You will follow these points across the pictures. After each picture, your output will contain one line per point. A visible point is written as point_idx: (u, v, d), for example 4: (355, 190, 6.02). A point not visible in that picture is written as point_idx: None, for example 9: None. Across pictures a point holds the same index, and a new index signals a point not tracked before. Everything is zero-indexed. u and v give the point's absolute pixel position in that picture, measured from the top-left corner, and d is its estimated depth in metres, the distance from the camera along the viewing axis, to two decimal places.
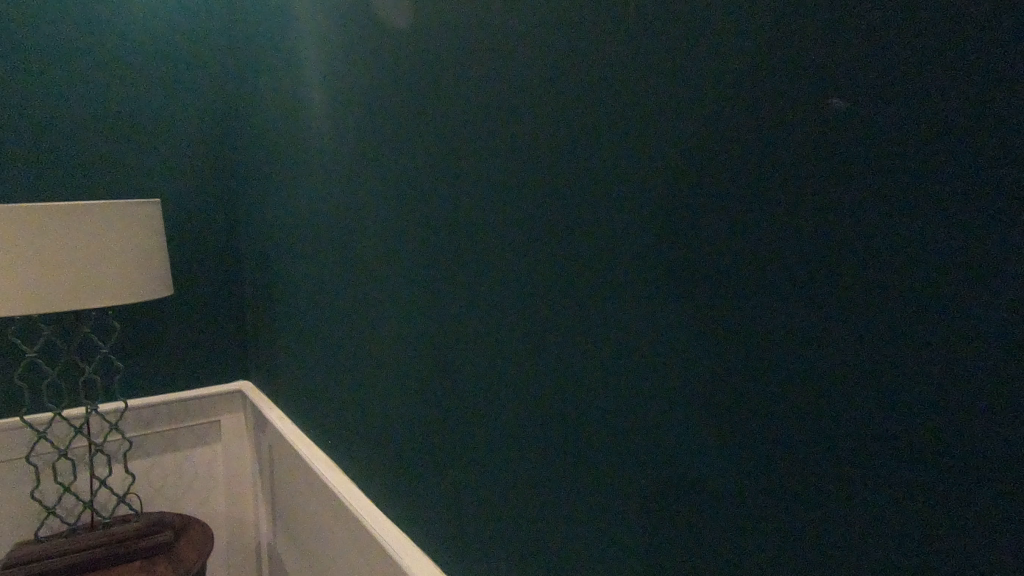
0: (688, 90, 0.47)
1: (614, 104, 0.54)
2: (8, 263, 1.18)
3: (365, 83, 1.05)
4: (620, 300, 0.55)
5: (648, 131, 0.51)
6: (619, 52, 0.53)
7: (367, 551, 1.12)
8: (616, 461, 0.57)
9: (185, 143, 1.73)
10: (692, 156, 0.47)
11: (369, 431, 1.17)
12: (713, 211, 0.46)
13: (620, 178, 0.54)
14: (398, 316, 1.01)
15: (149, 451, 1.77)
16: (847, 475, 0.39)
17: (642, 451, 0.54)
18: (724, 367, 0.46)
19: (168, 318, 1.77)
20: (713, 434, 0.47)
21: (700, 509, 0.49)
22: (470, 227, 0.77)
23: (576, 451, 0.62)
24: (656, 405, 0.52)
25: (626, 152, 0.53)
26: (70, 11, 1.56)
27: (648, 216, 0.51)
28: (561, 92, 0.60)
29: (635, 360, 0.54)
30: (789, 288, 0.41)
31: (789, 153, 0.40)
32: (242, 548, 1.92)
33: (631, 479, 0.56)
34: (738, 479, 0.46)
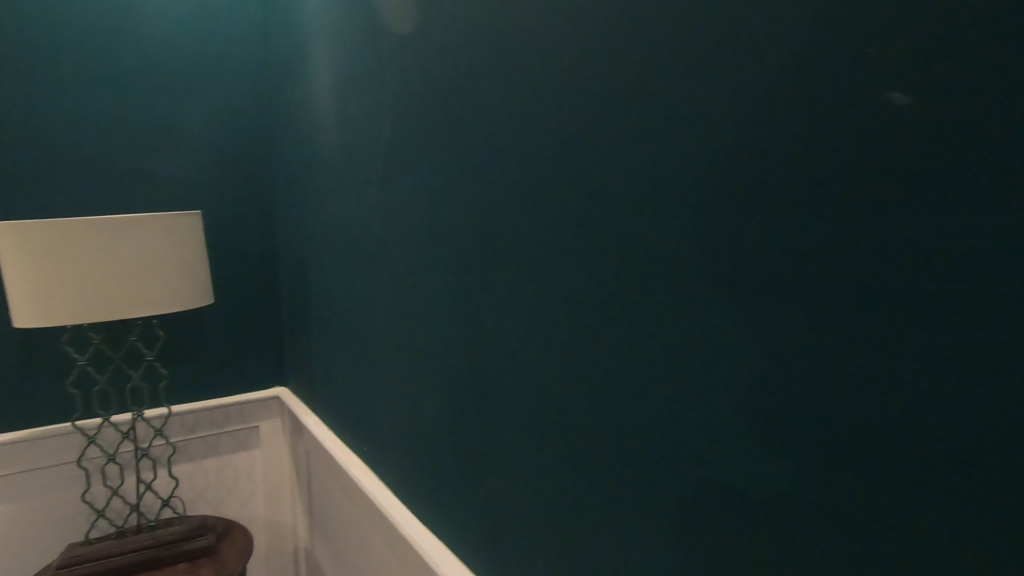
0: (734, 93, 0.47)
1: (657, 110, 0.54)
2: (63, 274, 1.23)
3: (395, 92, 1.06)
4: (665, 306, 0.55)
5: (691, 135, 0.51)
6: (662, 57, 0.53)
7: (401, 553, 1.14)
8: (661, 468, 0.57)
9: (225, 156, 1.79)
10: (735, 156, 0.47)
11: (402, 436, 1.18)
12: (759, 211, 0.46)
13: (663, 183, 0.54)
14: (431, 323, 1.02)
15: (192, 456, 1.82)
16: (903, 472, 0.38)
17: (689, 460, 0.54)
18: (775, 372, 0.45)
19: (209, 326, 1.82)
20: (761, 434, 0.47)
21: (748, 509, 0.49)
22: (508, 232, 0.78)
23: (622, 458, 0.62)
24: (703, 412, 0.52)
25: (670, 157, 0.53)
26: (116, 32, 1.63)
27: (694, 222, 0.51)
28: (603, 98, 0.60)
29: (680, 366, 0.54)
30: (841, 285, 0.41)
31: (837, 149, 0.40)
32: (281, 550, 1.96)
33: (678, 486, 0.55)
34: (787, 478, 0.45)
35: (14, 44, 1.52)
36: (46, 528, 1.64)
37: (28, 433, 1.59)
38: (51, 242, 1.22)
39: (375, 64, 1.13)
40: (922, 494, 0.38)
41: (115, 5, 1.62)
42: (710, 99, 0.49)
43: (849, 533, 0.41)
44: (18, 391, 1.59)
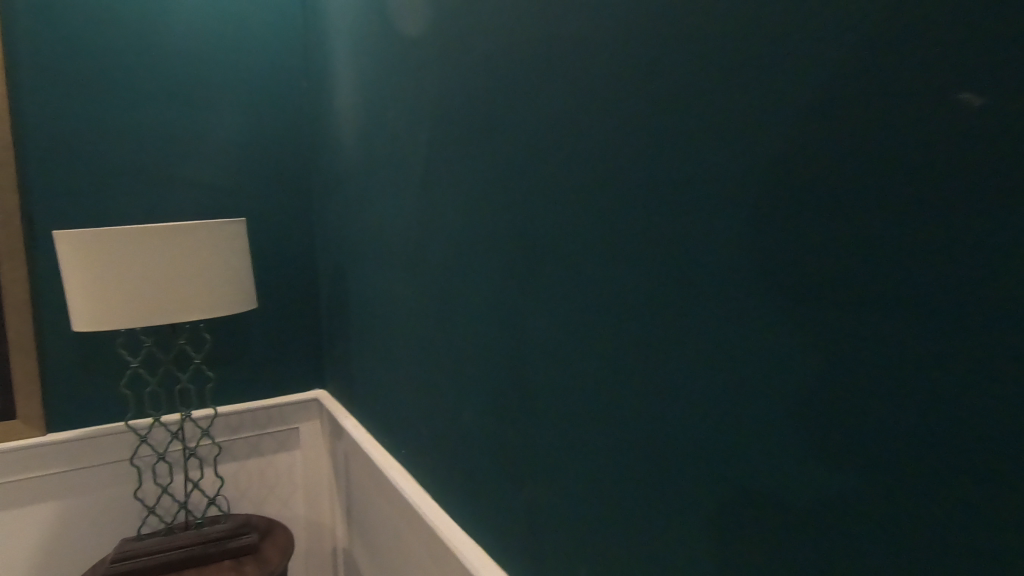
0: (784, 94, 0.46)
1: (703, 112, 0.53)
2: (118, 279, 1.29)
3: (433, 99, 1.07)
4: (710, 312, 0.54)
5: (738, 138, 0.50)
6: (709, 58, 0.52)
7: (439, 556, 1.15)
8: (706, 477, 0.56)
9: (266, 164, 1.84)
10: (781, 160, 0.46)
11: (439, 439, 1.19)
12: (805, 213, 0.45)
13: (709, 187, 0.53)
14: (469, 328, 1.02)
15: (235, 456, 1.88)
16: (960, 482, 0.37)
17: (735, 469, 0.53)
18: (824, 380, 0.44)
19: (253, 329, 1.87)
20: (808, 441, 0.46)
21: (795, 518, 0.48)
22: (547, 238, 0.78)
23: (664, 466, 0.61)
24: (751, 419, 0.51)
25: (716, 160, 0.52)
26: (167, 47, 1.71)
27: (741, 226, 0.50)
28: (645, 102, 0.60)
29: (726, 373, 0.53)
30: (892, 290, 0.40)
31: (890, 152, 0.39)
32: (320, 550, 2.00)
33: (724, 496, 0.54)
34: (835, 487, 0.44)
35: (75, 63, 1.61)
36: (101, 523, 1.71)
37: (84, 432, 1.66)
38: (108, 250, 1.28)
39: (413, 72, 1.15)
40: (981, 507, 0.36)
41: (166, 23, 1.70)
42: (759, 101, 0.48)
43: (904, 548, 0.40)
44: (76, 391, 1.67)
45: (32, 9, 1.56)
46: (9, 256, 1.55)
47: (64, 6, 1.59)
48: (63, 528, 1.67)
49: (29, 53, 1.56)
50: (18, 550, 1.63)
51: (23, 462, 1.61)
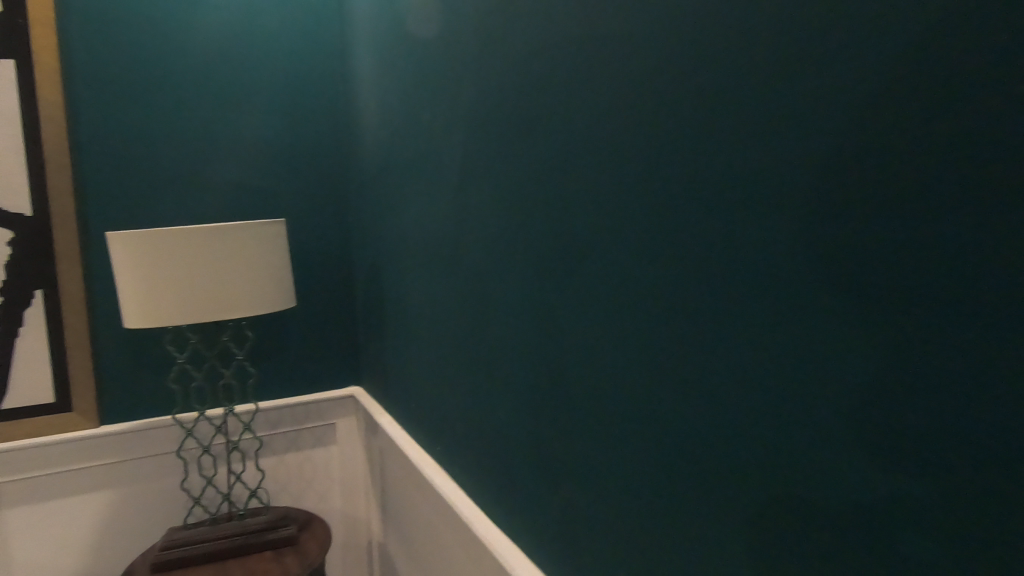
0: (830, 86, 0.45)
1: (745, 106, 0.52)
2: (165, 279, 1.35)
3: (468, 100, 1.08)
4: (752, 309, 0.53)
5: (782, 131, 0.49)
6: (751, 52, 0.51)
7: (473, 552, 1.16)
8: (749, 477, 0.55)
9: (304, 166, 1.89)
10: (823, 157, 0.46)
11: (473, 436, 1.20)
12: (848, 211, 0.44)
13: (752, 182, 0.52)
14: (504, 325, 1.02)
15: (275, 450, 1.93)
16: (1011, 482, 0.36)
17: (779, 468, 0.52)
18: (866, 378, 0.44)
19: (291, 327, 1.92)
20: (849, 441, 0.45)
21: (836, 517, 0.47)
22: (583, 237, 0.77)
23: (704, 466, 0.60)
24: (795, 418, 0.50)
25: (759, 154, 0.51)
26: (209, 54, 1.76)
27: (786, 221, 0.49)
28: (684, 97, 0.59)
29: (769, 370, 0.52)
30: (939, 288, 0.39)
31: (937, 149, 0.39)
32: (356, 543, 2.04)
33: (768, 495, 0.53)
34: (878, 485, 0.44)
35: (124, 71, 1.68)
36: (149, 512, 1.78)
37: (134, 424, 1.74)
38: (157, 250, 1.33)
39: (448, 75, 1.16)
40: None
41: (208, 31, 1.76)
42: (804, 94, 0.47)
43: (961, 547, 0.39)
44: (126, 385, 1.74)
45: (86, 21, 1.63)
46: (66, 257, 1.62)
47: (115, 18, 1.66)
48: (114, 516, 1.75)
49: (82, 63, 1.63)
50: (73, 535, 1.71)
51: (78, 452, 1.69)
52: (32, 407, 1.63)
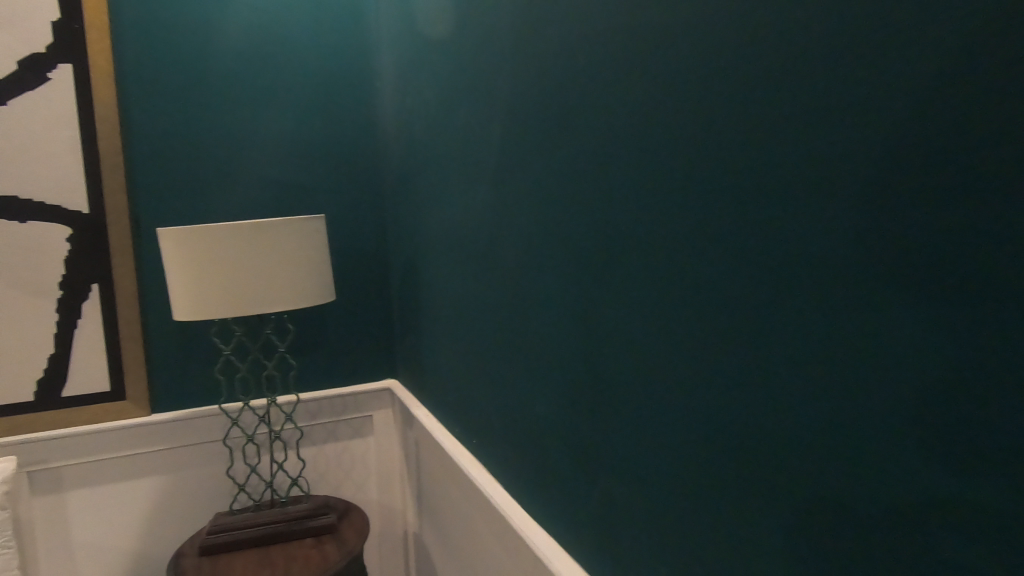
0: (893, 84, 0.44)
1: (806, 99, 0.51)
2: (211, 273, 1.39)
3: (509, 95, 1.08)
4: (812, 307, 0.53)
5: (846, 125, 0.48)
6: (811, 47, 0.51)
7: (509, 543, 1.17)
8: (806, 476, 0.54)
9: (343, 162, 1.92)
10: (883, 154, 0.46)
11: (509, 429, 1.21)
12: (907, 207, 0.44)
13: (812, 177, 0.51)
14: (543, 319, 1.03)
15: (315, 440, 1.98)
16: None
17: (840, 467, 0.51)
18: (925, 374, 0.44)
19: (331, 321, 1.96)
20: (907, 437, 0.46)
21: (890, 513, 0.47)
22: (630, 232, 0.77)
23: (758, 462, 0.60)
24: (857, 416, 0.49)
25: (821, 148, 0.50)
26: (255, 54, 1.81)
27: (848, 217, 0.48)
28: (740, 90, 0.58)
29: (830, 368, 0.51)
30: (1005, 285, 0.39)
31: (1006, 147, 0.39)
32: (392, 533, 2.08)
33: (827, 494, 0.53)
34: (935, 481, 0.44)
35: (174, 72, 1.74)
36: (197, 497, 1.85)
37: (183, 413, 1.81)
38: (205, 245, 1.38)
39: (486, 69, 1.16)
40: None
41: (253, 31, 1.80)
42: (870, 86, 0.46)
43: None
44: (176, 375, 1.81)
45: (139, 23, 1.69)
46: (120, 252, 1.70)
47: (165, 20, 1.72)
48: (165, 500, 1.83)
49: (134, 65, 1.69)
50: (127, 517, 1.80)
51: (131, 438, 1.77)
52: (90, 395, 1.72)
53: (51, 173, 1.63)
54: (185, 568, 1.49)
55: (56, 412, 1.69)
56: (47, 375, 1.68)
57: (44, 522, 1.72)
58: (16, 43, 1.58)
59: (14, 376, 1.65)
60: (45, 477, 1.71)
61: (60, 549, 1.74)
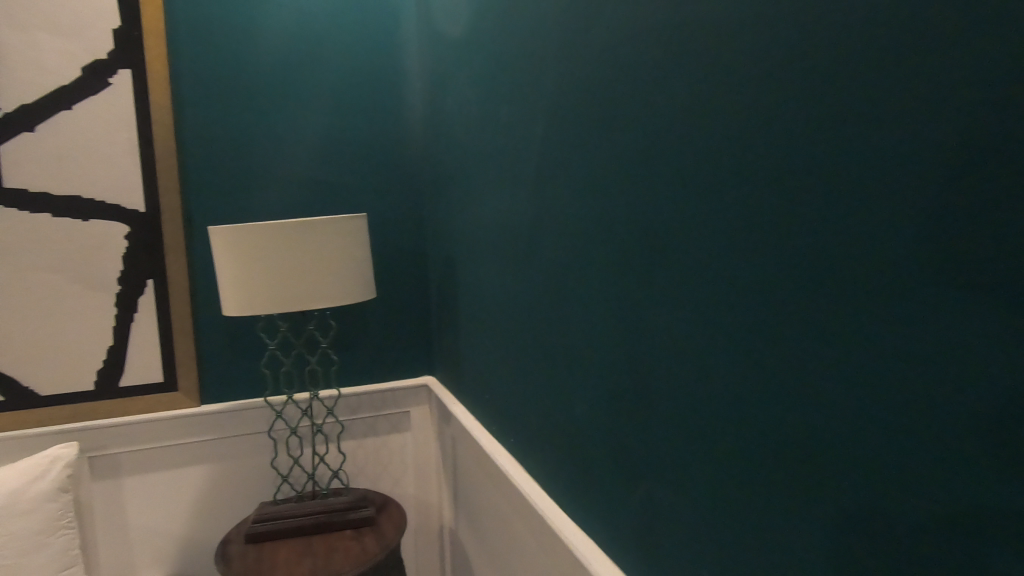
0: (958, 85, 0.43)
1: (870, 95, 0.50)
2: (258, 270, 1.44)
3: (553, 94, 1.07)
4: (870, 309, 0.51)
5: (915, 123, 0.46)
6: (867, 47, 0.50)
7: (545, 541, 1.17)
8: (864, 486, 0.53)
9: (385, 161, 1.96)
10: (946, 158, 0.44)
11: (547, 429, 1.21)
12: (973, 212, 0.43)
13: (875, 176, 0.50)
14: (584, 319, 1.03)
15: (355, 434, 2.02)
16: None
17: (902, 478, 0.49)
18: (990, 382, 0.43)
19: (371, 317, 2.00)
20: (969, 447, 0.44)
21: (949, 524, 0.46)
22: (679, 232, 0.76)
23: (814, 470, 0.58)
24: (916, 422, 0.48)
25: (884, 146, 0.49)
26: (303, 56, 1.86)
27: (910, 218, 0.47)
28: (799, 86, 0.57)
29: (893, 375, 0.50)
30: None
31: None
32: (428, 527, 2.11)
33: (886, 505, 0.51)
34: (999, 493, 0.43)
35: (226, 76, 1.80)
36: (244, 487, 1.92)
37: (231, 405, 1.87)
38: (254, 244, 1.43)
39: (530, 69, 1.15)
40: None
41: (300, 35, 1.85)
42: (938, 81, 0.45)
43: None
44: (226, 369, 1.88)
45: (192, 29, 1.76)
46: (174, 250, 1.77)
47: (217, 25, 1.78)
48: (212, 488, 1.90)
49: (189, 70, 1.76)
50: (178, 504, 1.88)
51: (182, 428, 1.84)
52: (145, 386, 1.80)
53: (112, 174, 1.72)
54: (232, 554, 1.55)
55: (114, 401, 1.78)
56: (107, 366, 1.77)
57: (103, 505, 1.81)
58: (83, 51, 1.67)
59: (77, 367, 1.75)
60: (104, 462, 1.80)
61: (117, 531, 1.83)
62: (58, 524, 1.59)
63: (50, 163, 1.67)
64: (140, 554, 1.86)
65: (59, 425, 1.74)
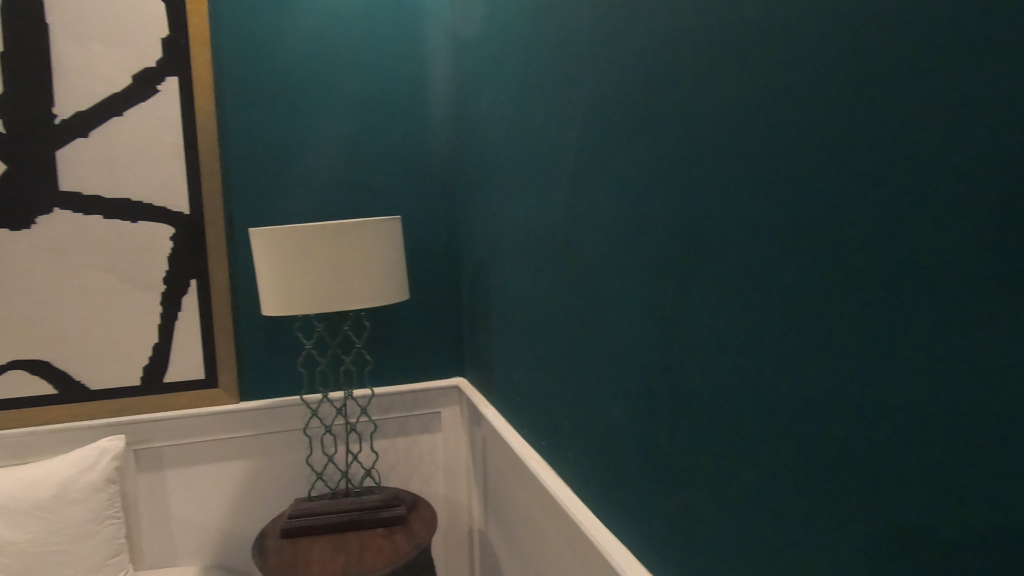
0: (1013, 89, 0.42)
1: (923, 97, 0.48)
2: (297, 271, 1.47)
3: (589, 96, 1.06)
4: (914, 316, 0.50)
5: (968, 127, 0.45)
6: (916, 48, 0.49)
7: (575, 545, 1.16)
8: (908, 497, 0.52)
9: (419, 164, 1.98)
10: (999, 164, 0.43)
11: (578, 432, 1.20)
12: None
13: (922, 181, 0.49)
14: (617, 322, 1.02)
15: (387, 433, 2.05)
16: None
17: (953, 491, 0.48)
18: None
19: (404, 318, 2.03)
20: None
21: (998, 540, 0.45)
22: (715, 236, 0.75)
23: (856, 481, 0.57)
24: (963, 434, 0.47)
25: (932, 150, 0.48)
26: (340, 62, 1.90)
27: (961, 224, 0.46)
28: (845, 86, 0.55)
29: (942, 384, 0.48)
30: None
31: None
32: (457, 528, 2.12)
33: (930, 517, 0.50)
34: None
35: (266, 81, 1.85)
36: (279, 482, 1.97)
37: (268, 402, 1.92)
38: (293, 246, 1.46)
39: (566, 70, 1.14)
40: None
41: (337, 41, 1.89)
42: (992, 86, 0.44)
43: None
44: (263, 367, 1.93)
45: (235, 38, 1.81)
46: (216, 251, 1.83)
47: (258, 32, 1.83)
48: (250, 483, 1.95)
49: (232, 76, 1.82)
50: (217, 497, 1.93)
51: (222, 423, 1.90)
52: (187, 382, 1.86)
53: (159, 177, 1.78)
54: (269, 548, 1.59)
55: (159, 397, 1.84)
56: (152, 362, 1.83)
57: (147, 497, 1.88)
58: (133, 59, 1.74)
59: (124, 362, 1.81)
60: (148, 455, 1.87)
61: (160, 522, 1.90)
62: (105, 513, 1.65)
63: (102, 166, 1.74)
64: (181, 545, 1.92)
65: (108, 418, 1.82)
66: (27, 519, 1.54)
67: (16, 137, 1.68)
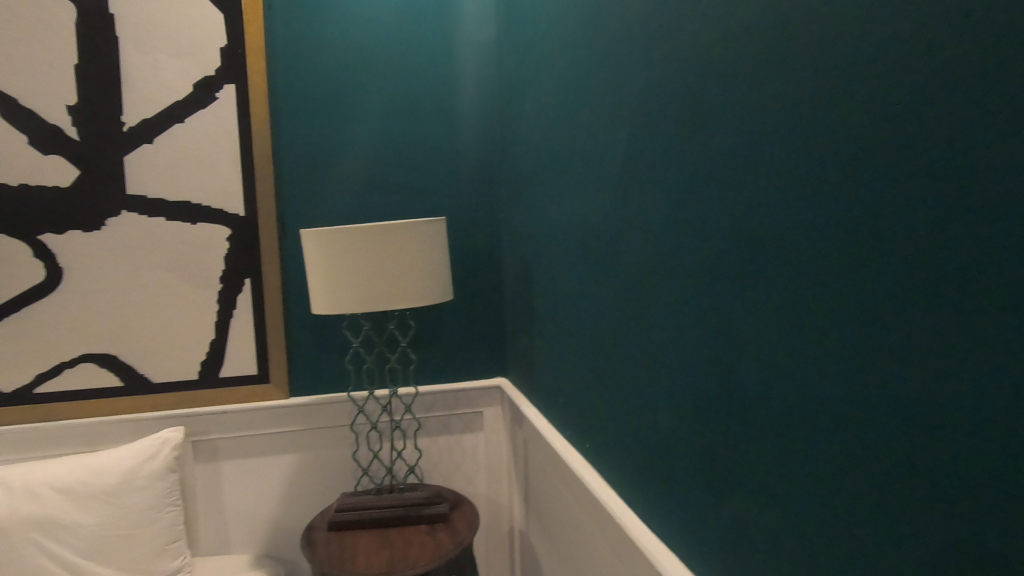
0: None
1: (961, 94, 0.46)
2: (342, 270, 1.51)
3: (631, 93, 1.05)
4: (952, 322, 0.48)
5: (1007, 124, 0.43)
6: (955, 44, 0.46)
7: (617, 546, 1.15)
8: (945, 510, 0.49)
9: (460, 165, 2.00)
10: None
11: (621, 433, 1.19)
12: None
13: (959, 181, 0.47)
14: (659, 324, 1.00)
15: (429, 431, 2.08)
16: None
17: (1000, 508, 0.45)
18: None
19: (446, 318, 2.05)
20: None
21: None
22: (757, 236, 0.73)
23: (902, 494, 0.54)
24: (1002, 446, 0.44)
25: (970, 151, 0.46)
26: (383, 66, 1.94)
27: (998, 225, 0.44)
28: (896, 75, 0.52)
29: (980, 392, 0.46)
30: None
31: None
32: (498, 527, 2.13)
33: (967, 531, 0.48)
34: None
35: (312, 87, 1.91)
36: (326, 476, 2.02)
37: (315, 398, 1.98)
38: (341, 246, 1.50)
39: (609, 67, 1.13)
40: None
41: (381, 46, 1.93)
42: None
43: None
44: (310, 364, 1.99)
45: (284, 46, 1.88)
46: (268, 252, 1.90)
47: (306, 40, 1.89)
48: (298, 476, 2.01)
49: (283, 83, 1.89)
50: (267, 489, 2.00)
51: (271, 417, 1.97)
52: (240, 377, 1.94)
53: (216, 180, 1.86)
54: (316, 540, 1.63)
55: (215, 391, 1.93)
56: (208, 358, 1.91)
57: (203, 486, 1.96)
58: (190, 69, 1.82)
59: (183, 358, 1.90)
60: (204, 447, 1.95)
61: (214, 511, 1.98)
62: (165, 500, 1.74)
63: (164, 171, 1.83)
64: (234, 533, 1.99)
65: (167, 410, 1.90)
66: (96, 503, 1.64)
67: (88, 143, 1.79)
